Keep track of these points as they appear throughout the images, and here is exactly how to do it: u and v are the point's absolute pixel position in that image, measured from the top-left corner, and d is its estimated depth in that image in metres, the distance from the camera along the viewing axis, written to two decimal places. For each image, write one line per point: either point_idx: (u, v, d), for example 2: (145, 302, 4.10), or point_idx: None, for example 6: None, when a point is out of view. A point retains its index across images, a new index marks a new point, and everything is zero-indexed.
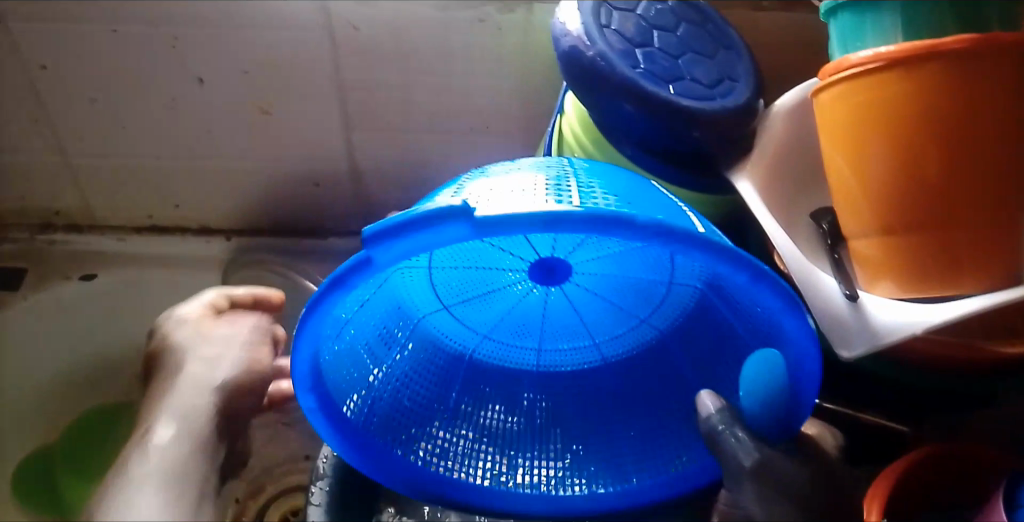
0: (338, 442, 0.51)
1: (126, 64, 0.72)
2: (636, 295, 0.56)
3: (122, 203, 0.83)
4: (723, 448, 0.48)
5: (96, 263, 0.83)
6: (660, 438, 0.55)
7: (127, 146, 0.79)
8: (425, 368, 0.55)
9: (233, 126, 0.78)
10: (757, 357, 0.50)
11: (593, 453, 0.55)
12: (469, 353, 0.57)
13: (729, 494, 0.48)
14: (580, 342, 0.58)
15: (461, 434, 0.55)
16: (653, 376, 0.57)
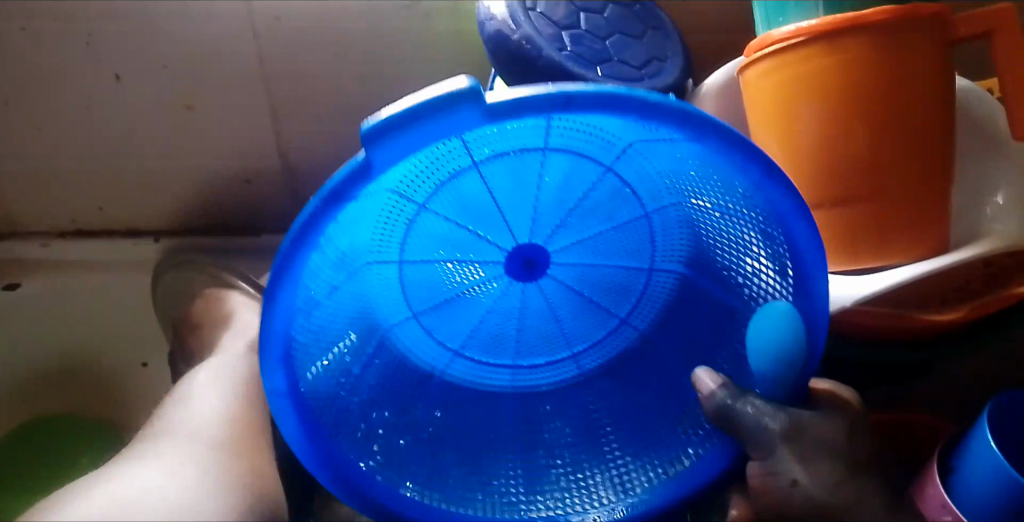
0: (308, 452, 0.46)
1: (40, 60, 0.69)
2: (609, 291, 0.54)
3: (41, 209, 0.79)
4: (742, 422, 0.46)
5: (17, 270, 0.78)
6: (651, 428, 0.53)
7: (44, 146, 0.75)
8: (389, 382, 0.52)
9: (155, 123, 0.75)
10: (761, 319, 0.47)
11: (579, 448, 0.53)
12: (442, 368, 0.54)
13: (763, 461, 0.46)
14: (557, 353, 0.55)
15: (444, 456, 0.52)
16: (643, 381, 0.54)
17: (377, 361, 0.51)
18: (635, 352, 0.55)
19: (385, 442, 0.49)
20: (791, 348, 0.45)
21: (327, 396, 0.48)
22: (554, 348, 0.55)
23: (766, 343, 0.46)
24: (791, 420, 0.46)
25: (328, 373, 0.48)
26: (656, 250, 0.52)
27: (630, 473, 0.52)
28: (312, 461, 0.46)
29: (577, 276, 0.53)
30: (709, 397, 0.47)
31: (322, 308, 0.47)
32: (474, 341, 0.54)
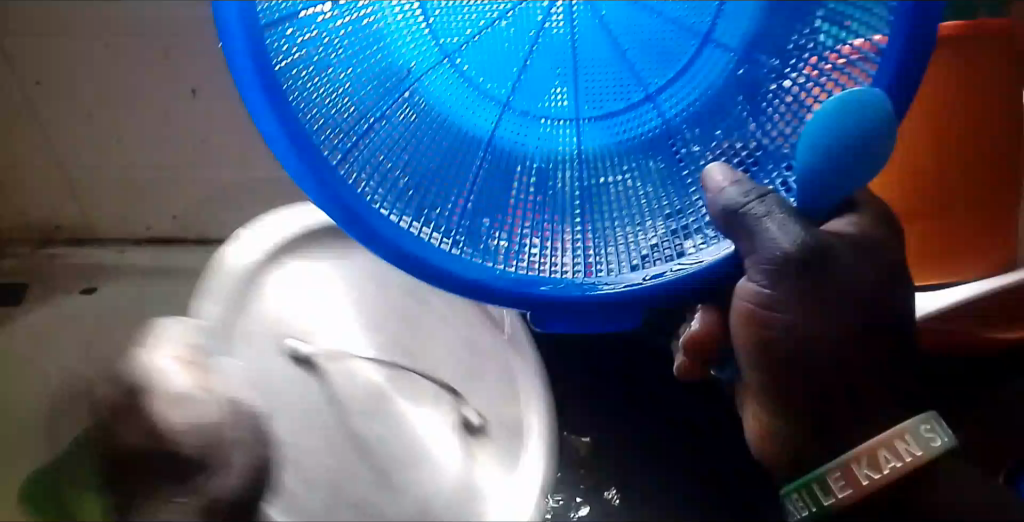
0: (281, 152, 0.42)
1: (119, 76, 0.73)
2: (656, 54, 0.44)
3: (121, 217, 0.84)
4: (753, 232, 0.42)
5: (96, 273, 0.84)
6: (665, 182, 0.46)
7: (122, 159, 0.79)
8: (357, 95, 0.43)
9: (229, 135, 0.77)
10: (836, 100, 0.39)
11: (581, 204, 0.47)
12: (415, 85, 0.44)
13: (780, 281, 0.42)
14: (555, 133, 0.46)
15: (398, 163, 0.45)
16: (658, 160, 0.46)
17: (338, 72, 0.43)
18: (659, 141, 0.46)
19: (356, 162, 0.44)
20: (861, 132, 0.39)
21: (284, 51, 0.41)
22: (557, 145, 0.46)
23: (819, 130, 0.39)
24: (802, 252, 0.41)
25: (292, 37, 0.41)
26: (722, 11, 0.42)
27: (642, 238, 0.47)
28: (289, 150, 0.42)
29: (624, 13, 0.42)
30: (717, 205, 0.43)
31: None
32: (472, 62, 0.44)
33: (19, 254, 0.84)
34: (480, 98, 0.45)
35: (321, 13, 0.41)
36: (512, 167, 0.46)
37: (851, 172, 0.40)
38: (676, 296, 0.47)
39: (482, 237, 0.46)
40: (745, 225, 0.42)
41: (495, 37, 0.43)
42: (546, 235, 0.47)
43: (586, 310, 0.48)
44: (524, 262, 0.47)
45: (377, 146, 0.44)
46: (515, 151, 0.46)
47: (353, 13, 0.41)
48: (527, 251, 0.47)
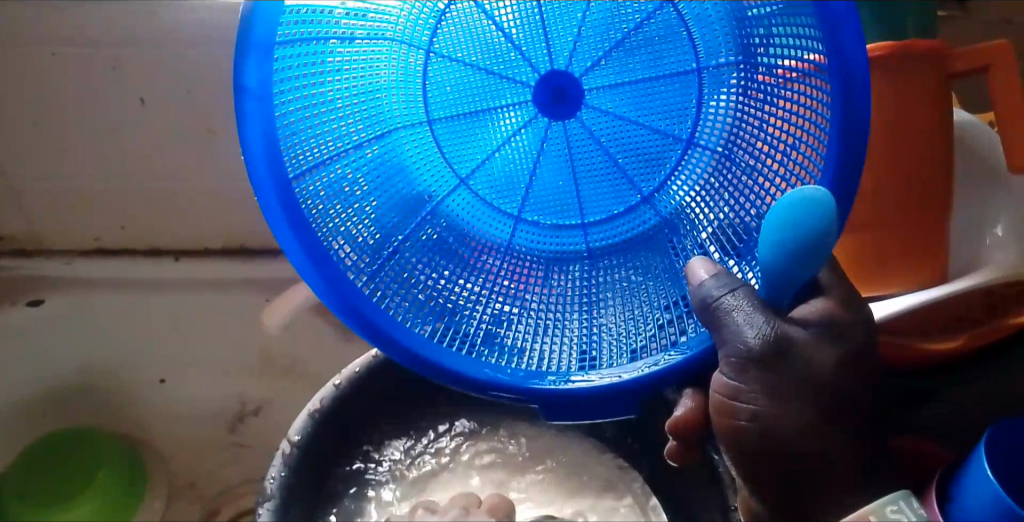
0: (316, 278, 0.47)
1: (67, 85, 0.72)
2: (637, 159, 0.49)
3: (67, 229, 0.83)
4: (728, 322, 0.43)
5: (44, 287, 0.81)
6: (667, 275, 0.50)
7: (69, 169, 0.78)
8: (383, 222, 0.50)
9: (179, 145, 0.77)
10: (789, 197, 0.41)
11: (587, 301, 0.51)
12: (442, 204, 0.51)
13: (758, 362, 0.42)
14: (560, 242, 0.52)
15: (414, 273, 0.50)
16: (655, 257, 0.50)
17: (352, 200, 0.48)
18: (651, 238, 0.51)
19: (379, 283, 0.49)
20: (808, 232, 0.41)
21: (311, 192, 0.47)
22: (561, 245, 0.52)
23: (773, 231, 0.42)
24: (776, 342, 0.42)
25: (320, 176, 0.47)
26: (700, 116, 0.48)
27: (645, 329, 0.50)
28: (316, 277, 0.47)
29: (608, 126, 0.49)
30: (700, 297, 0.45)
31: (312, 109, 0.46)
32: (483, 175, 0.51)
33: None
34: (494, 211, 0.51)
35: (354, 155, 0.48)
36: (521, 275, 0.51)
37: (805, 265, 0.41)
38: (660, 383, 0.49)
39: (490, 337, 0.51)
40: (721, 316, 0.44)
41: (498, 147, 0.50)
42: (550, 332, 0.51)
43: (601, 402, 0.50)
44: (533, 359, 0.51)
45: (402, 261, 0.50)
46: (526, 255, 0.51)
47: (379, 152, 0.49)
48: (535, 346, 0.51)
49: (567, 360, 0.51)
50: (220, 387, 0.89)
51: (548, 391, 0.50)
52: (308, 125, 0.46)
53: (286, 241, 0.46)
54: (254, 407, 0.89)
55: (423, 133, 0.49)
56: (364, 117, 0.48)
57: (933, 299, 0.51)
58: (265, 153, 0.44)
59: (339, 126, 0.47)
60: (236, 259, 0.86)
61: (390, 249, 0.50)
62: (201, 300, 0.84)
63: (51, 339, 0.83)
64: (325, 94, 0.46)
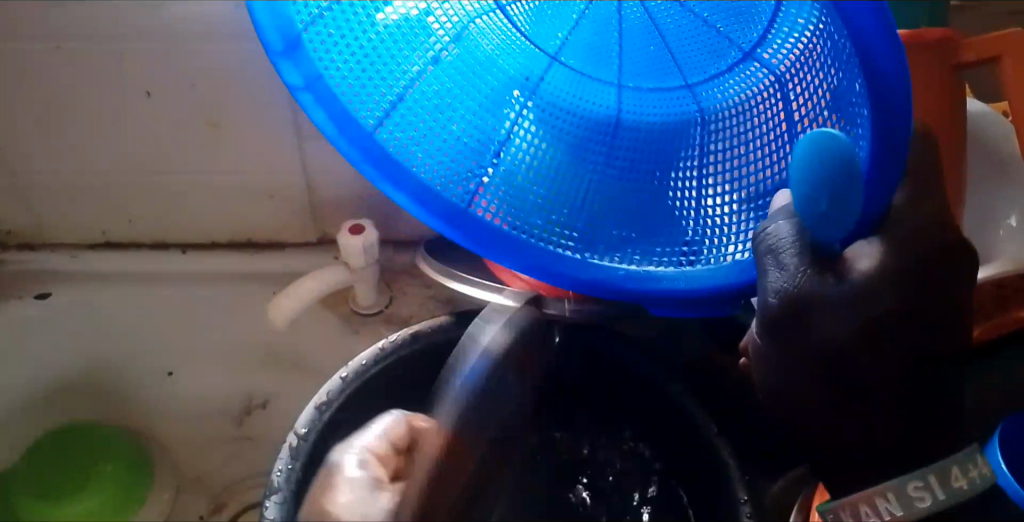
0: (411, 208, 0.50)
1: (70, 79, 0.72)
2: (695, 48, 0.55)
3: (73, 223, 0.83)
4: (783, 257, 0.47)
5: (51, 279, 0.82)
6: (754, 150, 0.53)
7: (74, 161, 0.77)
8: (472, 143, 0.54)
9: (184, 139, 0.76)
10: (812, 144, 0.43)
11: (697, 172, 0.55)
12: (540, 76, 0.56)
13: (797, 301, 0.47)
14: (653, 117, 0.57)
15: (530, 187, 0.55)
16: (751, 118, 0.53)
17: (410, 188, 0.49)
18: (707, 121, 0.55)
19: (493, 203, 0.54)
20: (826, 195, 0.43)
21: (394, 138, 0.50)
22: (651, 116, 0.57)
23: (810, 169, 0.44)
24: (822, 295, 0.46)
25: (391, 131, 0.50)
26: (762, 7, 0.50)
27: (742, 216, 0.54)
28: (454, 228, 0.52)
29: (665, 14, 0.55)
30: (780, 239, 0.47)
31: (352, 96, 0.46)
32: (561, 72, 0.56)
33: None
34: (586, 100, 0.57)
35: (426, 81, 0.52)
36: (610, 147, 0.57)
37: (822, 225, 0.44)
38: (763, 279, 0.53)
39: (588, 245, 0.56)
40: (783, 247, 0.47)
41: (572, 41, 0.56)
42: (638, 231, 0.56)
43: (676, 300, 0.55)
44: (637, 251, 0.56)
45: (496, 180, 0.54)
46: (630, 124, 0.57)
47: (458, 57, 0.53)
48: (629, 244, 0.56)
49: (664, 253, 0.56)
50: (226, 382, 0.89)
51: (663, 287, 0.54)
52: (372, 76, 0.50)
53: (396, 190, 0.50)
54: (260, 402, 0.89)
55: (496, 22, 0.54)
56: (414, 50, 0.52)
57: (971, 286, 0.51)
58: (340, 118, 0.47)
59: (399, 63, 0.51)
60: (242, 252, 0.86)
61: (484, 178, 0.54)
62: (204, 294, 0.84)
63: (57, 332, 0.83)
64: (375, 29, 0.50)
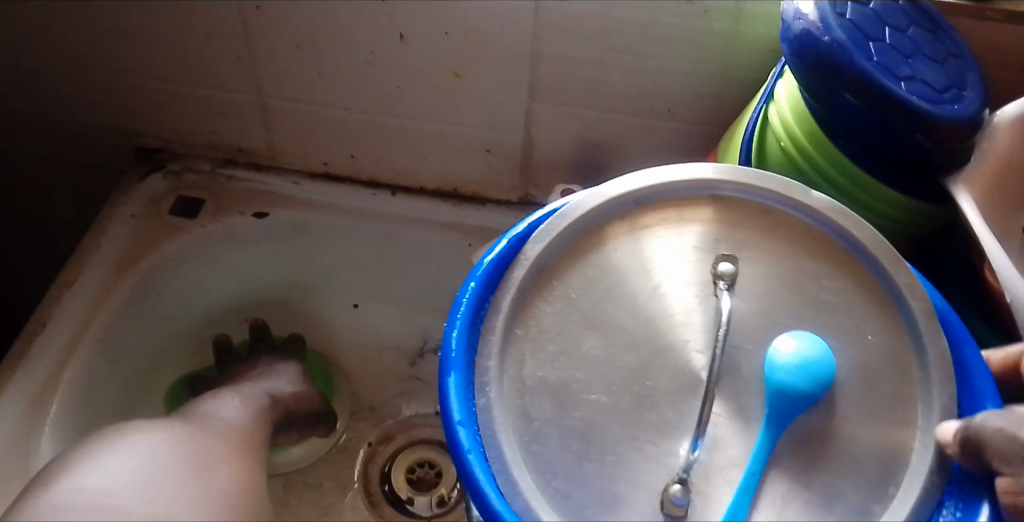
0: (621, 332, 0.55)
1: (338, 16, 0.75)
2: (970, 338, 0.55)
3: (303, 151, 0.89)
4: (996, 452, 0.48)
5: (269, 200, 0.90)
6: (887, 394, 0.52)
7: (318, 93, 0.83)
8: (688, 305, 0.55)
9: (425, 83, 0.79)
10: (799, 345, 0.52)
11: (858, 400, 0.52)
12: (809, 272, 0.57)
13: (1015, 479, 0.47)
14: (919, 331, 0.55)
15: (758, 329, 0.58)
16: (842, 428, 0.51)
17: (721, 463, 0.51)
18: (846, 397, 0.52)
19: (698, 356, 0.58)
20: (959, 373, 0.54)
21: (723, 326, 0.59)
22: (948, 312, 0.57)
23: (773, 408, 0.51)
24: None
25: (673, 282, 0.56)
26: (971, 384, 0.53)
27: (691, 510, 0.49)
28: None
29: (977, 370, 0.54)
30: (954, 437, 0.49)
31: (757, 417, 0.52)
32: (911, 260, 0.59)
33: (200, 170, 0.92)
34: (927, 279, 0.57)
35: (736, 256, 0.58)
36: (869, 386, 0.53)
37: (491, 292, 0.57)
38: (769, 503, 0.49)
39: (741, 388, 0.52)
40: (1015, 428, 0.48)
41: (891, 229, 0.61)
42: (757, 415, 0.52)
43: (814, 456, 0.51)
44: (742, 440, 0.51)
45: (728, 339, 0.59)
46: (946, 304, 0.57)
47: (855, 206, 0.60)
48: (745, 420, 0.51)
49: (741, 448, 0.51)
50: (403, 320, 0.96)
51: (623, 474, 0.50)
52: (694, 264, 0.57)
53: (645, 320, 0.55)
54: (435, 345, 0.95)
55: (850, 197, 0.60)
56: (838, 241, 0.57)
57: None
58: (654, 267, 0.57)
59: None
60: (447, 201, 0.90)
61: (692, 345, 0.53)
62: (411, 236, 0.89)
63: (267, 248, 0.91)
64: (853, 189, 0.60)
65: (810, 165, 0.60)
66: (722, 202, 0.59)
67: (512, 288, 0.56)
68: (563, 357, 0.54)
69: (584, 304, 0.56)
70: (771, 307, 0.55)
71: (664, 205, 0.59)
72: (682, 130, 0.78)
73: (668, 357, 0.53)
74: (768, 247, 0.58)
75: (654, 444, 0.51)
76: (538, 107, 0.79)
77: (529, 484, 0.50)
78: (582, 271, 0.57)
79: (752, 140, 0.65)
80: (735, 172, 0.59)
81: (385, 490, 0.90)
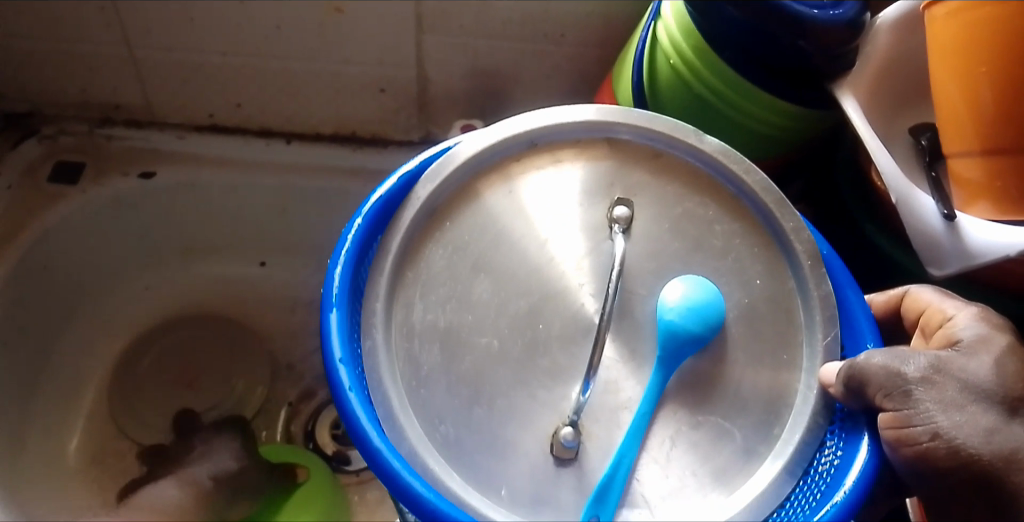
0: (512, 277, 0.53)
1: None
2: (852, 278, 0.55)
3: (184, 104, 0.84)
4: (875, 387, 0.47)
5: (153, 157, 0.84)
6: (776, 334, 0.53)
7: (190, 39, 0.77)
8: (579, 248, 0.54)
9: (305, 20, 0.74)
10: (690, 291, 0.52)
11: (749, 340, 0.53)
12: (704, 213, 0.56)
13: (896, 414, 0.46)
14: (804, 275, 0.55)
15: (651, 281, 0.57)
16: (732, 370, 0.52)
17: (611, 405, 0.51)
18: (737, 340, 0.53)
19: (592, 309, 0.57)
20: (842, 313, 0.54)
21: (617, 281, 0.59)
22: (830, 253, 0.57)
23: (664, 352, 0.51)
24: (1005, 440, 0.45)
25: (562, 226, 0.54)
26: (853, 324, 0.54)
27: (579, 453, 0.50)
28: None
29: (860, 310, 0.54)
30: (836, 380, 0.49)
31: (647, 361, 0.52)
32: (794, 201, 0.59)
33: (75, 132, 0.84)
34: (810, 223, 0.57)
35: None
36: (758, 327, 0.53)
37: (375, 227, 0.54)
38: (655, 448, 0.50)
39: (631, 332, 0.52)
40: (897, 362, 0.47)
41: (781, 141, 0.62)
42: (647, 359, 0.52)
43: (701, 398, 0.52)
44: (632, 383, 0.52)
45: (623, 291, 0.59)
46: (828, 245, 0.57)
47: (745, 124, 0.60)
48: (635, 363, 0.52)
49: (632, 392, 0.51)
50: (313, 272, 0.92)
51: (514, 421, 0.50)
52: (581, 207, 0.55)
53: (535, 262, 0.53)
54: None
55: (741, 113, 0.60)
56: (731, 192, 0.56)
57: None
58: (543, 211, 0.55)
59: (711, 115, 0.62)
60: (345, 145, 0.86)
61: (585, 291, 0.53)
62: (312, 185, 0.85)
63: (158, 209, 0.86)
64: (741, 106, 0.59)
65: (699, 82, 0.59)
66: (616, 144, 0.57)
67: (402, 231, 0.53)
68: (453, 302, 0.52)
69: (476, 247, 0.53)
70: (660, 251, 0.54)
71: (558, 143, 0.56)
72: (576, 52, 0.76)
73: (559, 300, 0.53)
74: (665, 188, 0.56)
75: (545, 388, 0.51)
76: (427, 39, 0.75)
77: (416, 430, 0.49)
78: (471, 215, 0.54)
79: (642, 61, 0.63)
80: (628, 113, 0.56)
81: (310, 446, 0.87)
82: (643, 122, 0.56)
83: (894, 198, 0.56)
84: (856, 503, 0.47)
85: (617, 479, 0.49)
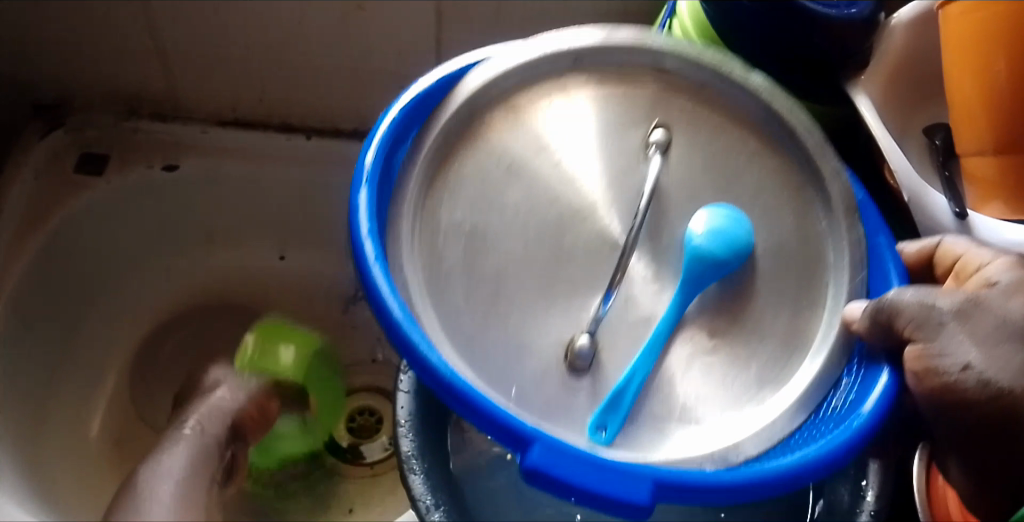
0: (541, 191, 0.55)
1: None
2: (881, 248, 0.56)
3: (209, 97, 0.85)
4: (903, 321, 0.49)
5: (176, 149, 0.86)
6: (799, 263, 0.55)
7: (216, 32, 0.79)
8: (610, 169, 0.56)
9: (328, 14, 0.76)
10: (718, 216, 0.54)
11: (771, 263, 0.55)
12: (734, 151, 0.58)
13: (922, 346, 0.48)
14: None
15: None
16: (754, 296, 0.54)
17: (630, 320, 0.54)
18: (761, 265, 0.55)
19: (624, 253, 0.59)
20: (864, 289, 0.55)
21: None
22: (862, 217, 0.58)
23: (687, 274, 0.53)
24: None
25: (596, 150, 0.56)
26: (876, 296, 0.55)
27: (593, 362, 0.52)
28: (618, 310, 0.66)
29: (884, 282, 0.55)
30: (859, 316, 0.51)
31: (671, 284, 0.55)
32: None
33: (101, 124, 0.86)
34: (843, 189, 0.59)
35: None
36: (783, 258, 0.55)
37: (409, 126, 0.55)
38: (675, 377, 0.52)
39: (658, 260, 0.55)
40: (927, 298, 0.49)
41: None
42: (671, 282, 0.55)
43: (721, 318, 0.54)
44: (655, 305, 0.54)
45: None
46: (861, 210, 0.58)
47: None
48: (659, 284, 0.55)
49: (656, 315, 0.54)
50: (330, 264, 0.94)
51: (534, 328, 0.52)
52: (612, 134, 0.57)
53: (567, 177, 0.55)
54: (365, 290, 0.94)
55: None
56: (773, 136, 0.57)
57: None
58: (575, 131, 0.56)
59: None
60: (365, 140, 0.88)
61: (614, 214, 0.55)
62: None
63: (180, 198, 0.87)
64: None
65: None
66: (663, 71, 0.58)
67: (438, 127, 0.54)
68: (482, 201, 0.54)
69: (508, 154, 0.55)
70: (691, 184, 0.57)
71: (603, 66, 0.57)
72: None
73: (586, 219, 0.55)
74: (697, 126, 0.58)
75: (567, 299, 0.53)
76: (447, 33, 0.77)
77: (434, 319, 0.49)
78: (501, 122, 0.55)
79: None
80: (672, 43, 0.57)
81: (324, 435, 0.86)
82: (688, 59, 0.57)
83: (906, 196, 0.57)
84: (868, 430, 0.49)
85: (628, 391, 0.51)
